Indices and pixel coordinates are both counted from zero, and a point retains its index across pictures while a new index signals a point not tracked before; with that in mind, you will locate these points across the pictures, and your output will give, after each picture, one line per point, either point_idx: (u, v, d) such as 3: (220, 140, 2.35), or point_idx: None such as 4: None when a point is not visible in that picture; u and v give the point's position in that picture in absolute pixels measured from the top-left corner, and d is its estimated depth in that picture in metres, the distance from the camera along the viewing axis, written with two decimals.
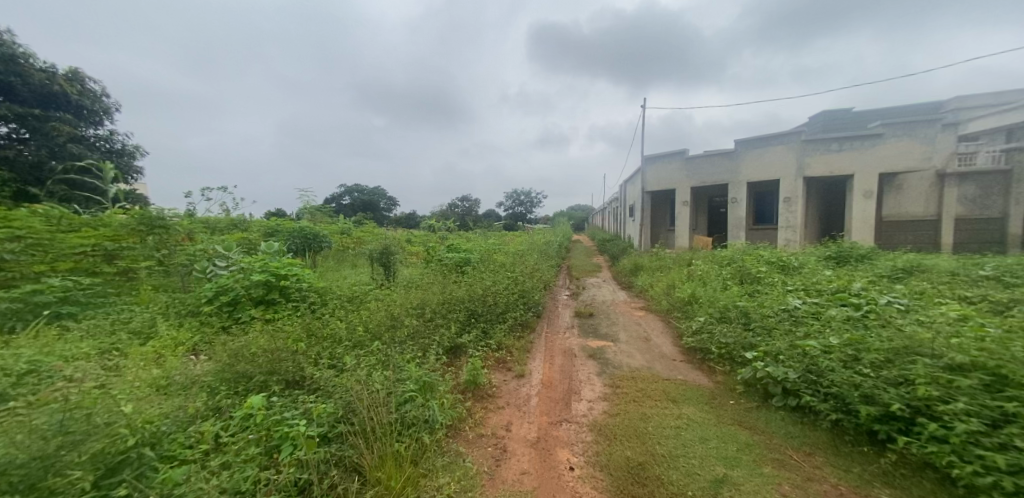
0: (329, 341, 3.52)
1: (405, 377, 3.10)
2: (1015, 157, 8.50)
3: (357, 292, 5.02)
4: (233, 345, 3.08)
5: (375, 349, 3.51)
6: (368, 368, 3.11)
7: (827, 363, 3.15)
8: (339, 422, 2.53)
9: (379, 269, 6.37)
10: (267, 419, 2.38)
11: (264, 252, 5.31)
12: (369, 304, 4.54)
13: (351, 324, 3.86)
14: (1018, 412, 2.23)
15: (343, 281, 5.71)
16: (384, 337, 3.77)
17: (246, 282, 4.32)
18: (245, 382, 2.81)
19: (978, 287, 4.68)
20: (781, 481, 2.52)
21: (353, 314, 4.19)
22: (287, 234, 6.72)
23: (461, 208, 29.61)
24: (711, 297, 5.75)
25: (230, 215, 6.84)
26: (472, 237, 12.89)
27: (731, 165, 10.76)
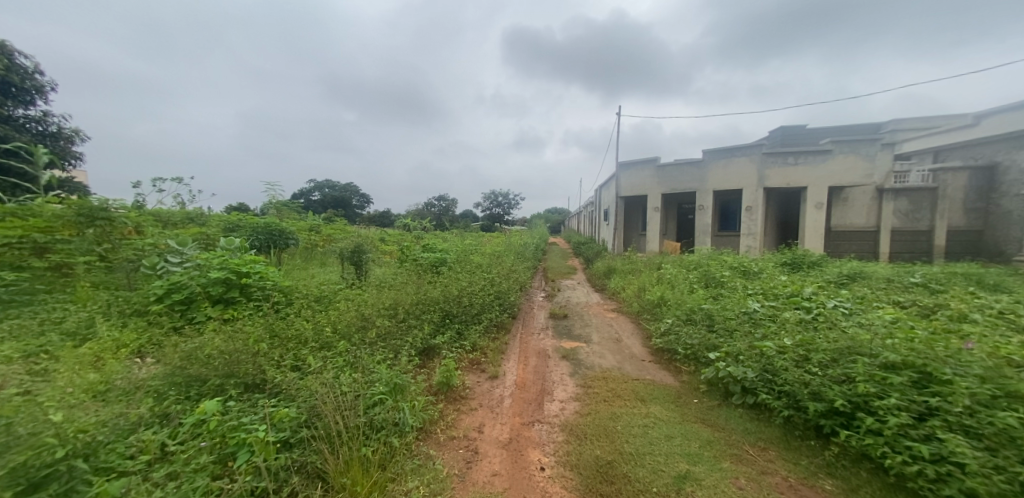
0: (294, 342, 3.41)
1: (375, 379, 3.05)
2: (940, 177, 9.42)
3: (326, 292, 4.87)
4: (186, 346, 2.92)
5: (344, 350, 3.43)
6: (336, 370, 3.04)
7: (781, 362, 3.36)
8: (302, 427, 2.46)
9: (350, 268, 6.20)
10: (222, 425, 2.27)
11: (224, 248, 5.07)
12: (339, 304, 4.42)
13: (318, 325, 3.75)
14: (940, 407, 2.45)
15: (311, 280, 5.54)
16: (354, 338, 3.69)
17: (203, 280, 4.11)
18: (199, 387, 2.69)
19: (910, 293, 5.13)
20: (738, 475, 2.67)
21: (321, 314, 4.08)
22: (251, 229, 6.43)
23: (438, 208, 29.31)
24: (678, 300, 5.98)
25: (185, 209, 6.48)
26: (447, 236, 12.76)
27: (698, 173, 11.22)
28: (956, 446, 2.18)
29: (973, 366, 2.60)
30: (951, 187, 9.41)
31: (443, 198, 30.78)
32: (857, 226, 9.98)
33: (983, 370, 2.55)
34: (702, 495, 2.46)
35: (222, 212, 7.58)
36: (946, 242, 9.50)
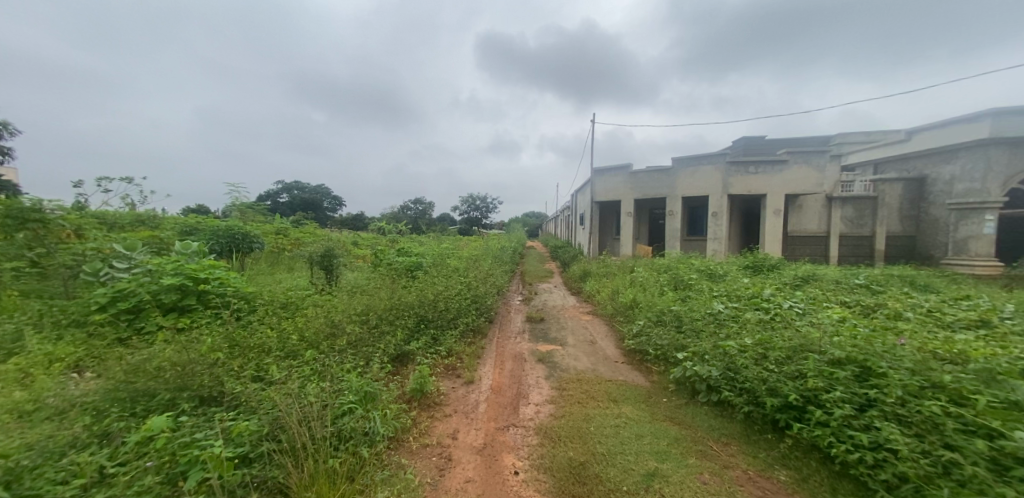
0: (258, 351, 3.30)
1: (345, 388, 3.01)
2: (881, 187, 10.24)
3: (293, 298, 4.74)
4: (133, 359, 2.77)
5: (311, 359, 3.35)
6: (302, 380, 2.98)
7: (742, 361, 3.56)
8: (264, 440, 2.39)
9: (320, 273, 6.02)
10: (172, 442, 2.17)
11: (179, 253, 4.83)
12: (307, 311, 4.31)
13: (284, 333, 3.64)
14: (878, 398, 2.67)
15: (278, 286, 5.36)
16: (322, 346, 3.62)
17: (156, 287, 3.92)
18: (147, 402, 2.54)
19: (856, 293, 5.56)
20: (702, 470, 2.80)
21: (288, 321, 3.96)
22: (211, 233, 6.14)
23: (414, 212, 28.89)
24: (649, 302, 6.20)
25: (134, 211, 6.11)
26: (422, 240, 12.60)
27: (667, 180, 11.66)
28: (889, 434, 2.39)
29: (905, 360, 2.86)
30: (890, 197, 10.24)
31: (419, 201, 30.35)
32: (810, 232, 10.66)
33: (911, 363, 2.81)
34: (669, 491, 2.57)
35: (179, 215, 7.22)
36: (886, 247, 10.31)
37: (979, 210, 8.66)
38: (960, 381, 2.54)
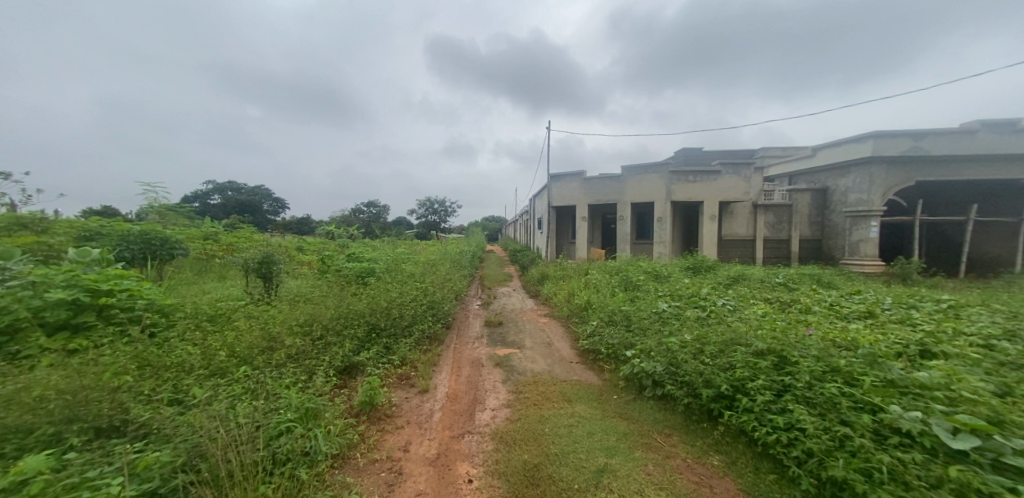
0: (176, 371, 3.04)
1: (283, 406, 2.87)
2: (796, 196, 11.47)
3: (223, 311, 4.39)
4: (4, 390, 2.40)
5: (243, 376, 3.15)
6: (230, 400, 2.78)
7: (682, 356, 3.85)
8: (179, 471, 2.19)
9: (257, 281, 5.62)
10: (54, 484, 1.89)
11: (74, 261, 4.29)
12: (239, 324, 4.02)
13: (210, 349, 3.38)
14: (791, 384, 3.00)
15: (206, 297, 4.95)
16: (256, 362, 3.41)
17: (40, 302, 3.42)
18: (22, 439, 2.19)
19: (777, 290, 6.23)
20: (647, 462, 2.99)
21: (217, 336, 3.68)
22: (119, 239, 5.51)
23: (367, 215, 27.80)
24: (602, 303, 6.50)
25: (17, 212, 5.29)
26: (375, 244, 12.15)
27: (617, 187, 12.24)
28: (799, 415, 2.69)
29: (812, 348, 3.26)
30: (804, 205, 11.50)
31: (372, 204, 29.20)
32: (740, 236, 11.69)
33: (816, 351, 3.20)
34: (617, 485, 2.71)
35: (78, 217, 6.37)
36: (802, 249, 11.56)
37: (866, 217, 9.97)
38: (852, 365, 2.94)
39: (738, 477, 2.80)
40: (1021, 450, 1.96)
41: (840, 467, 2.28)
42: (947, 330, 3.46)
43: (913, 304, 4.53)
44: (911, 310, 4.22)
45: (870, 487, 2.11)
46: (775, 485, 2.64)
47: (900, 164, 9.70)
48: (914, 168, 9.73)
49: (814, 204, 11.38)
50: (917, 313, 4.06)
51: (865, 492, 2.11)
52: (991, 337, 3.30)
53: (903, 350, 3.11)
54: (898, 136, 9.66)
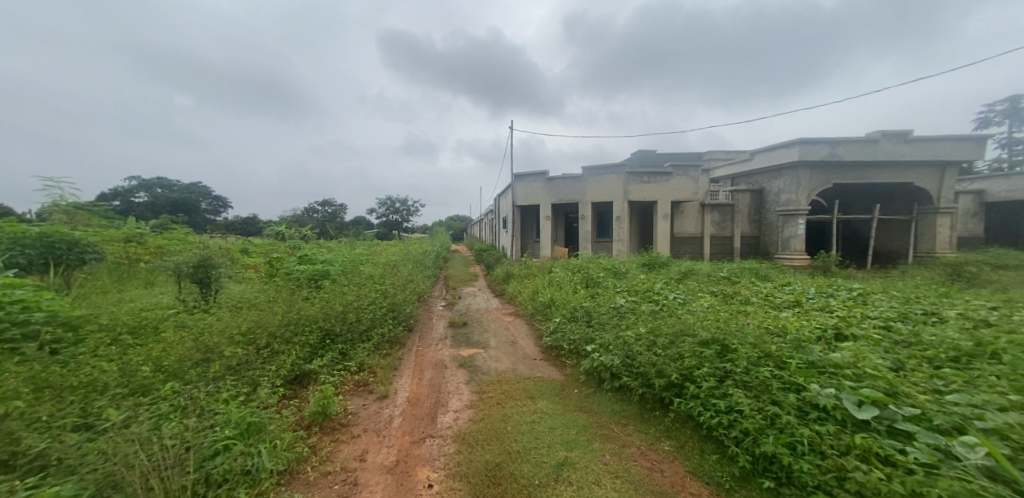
0: (86, 391, 2.74)
1: (220, 422, 2.70)
2: (738, 196, 12.32)
3: (147, 323, 4.06)
4: None
5: (170, 393, 2.93)
6: (154, 421, 2.58)
7: (637, 348, 4.05)
8: None
9: (192, 287, 5.22)
10: None
11: None
12: (166, 337, 3.72)
13: (129, 365, 3.09)
14: (731, 370, 3.25)
15: (126, 306, 4.53)
16: (188, 376, 3.19)
17: None
18: None
19: (722, 283, 6.71)
20: (604, 452, 3.13)
21: (140, 350, 3.40)
22: (12, 243, 4.74)
23: (322, 215, 26.54)
24: (564, 300, 6.67)
25: None
26: (329, 245, 11.61)
27: (578, 187, 12.56)
28: (737, 399, 2.91)
29: (749, 336, 3.55)
30: (745, 205, 12.38)
31: (327, 203, 27.93)
32: (690, 233, 12.40)
33: (752, 338, 3.49)
34: (576, 477, 2.81)
35: None
36: (744, 246, 12.45)
37: (794, 216, 10.97)
38: (781, 349, 3.24)
39: (685, 460, 3.00)
40: (910, 416, 2.28)
41: (770, 443, 2.49)
42: (856, 314, 3.92)
43: (832, 292, 5.06)
44: (830, 299, 4.71)
45: (795, 459, 2.34)
46: (717, 464, 2.85)
47: (821, 170, 10.83)
48: (833, 173, 10.85)
49: (754, 204, 12.30)
50: (834, 301, 4.55)
51: (790, 464, 2.34)
52: (890, 319, 3.78)
53: (821, 334, 3.48)
54: (820, 143, 10.67)
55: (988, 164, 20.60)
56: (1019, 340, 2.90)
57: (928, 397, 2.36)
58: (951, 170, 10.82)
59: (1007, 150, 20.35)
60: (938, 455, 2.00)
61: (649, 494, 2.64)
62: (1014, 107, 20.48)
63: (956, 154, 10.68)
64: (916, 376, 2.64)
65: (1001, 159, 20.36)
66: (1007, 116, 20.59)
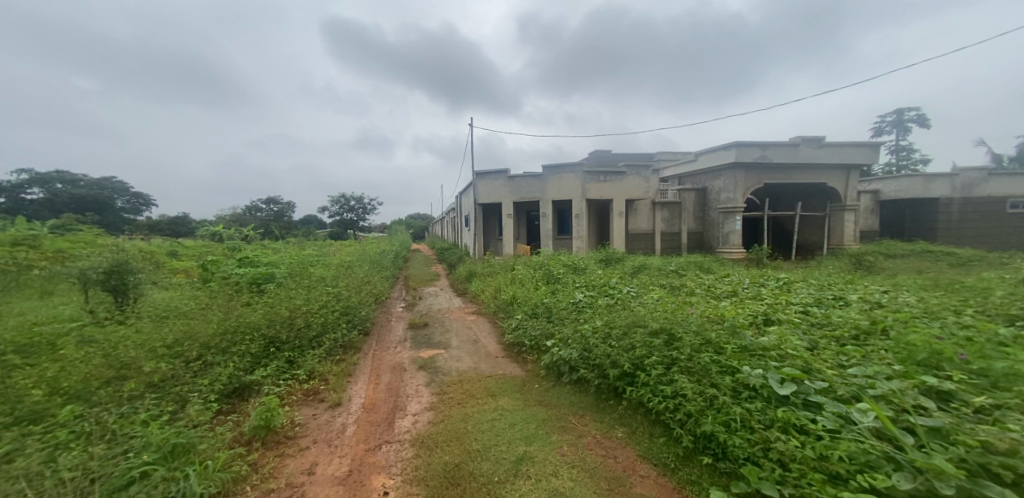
0: None
1: (135, 447, 2.33)
2: (684, 195, 13.07)
3: (40, 340, 3.54)
4: None
5: (70, 418, 2.53)
6: (48, 452, 2.21)
7: (593, 341, 4.20)
8: None
9: (104, 297, 4.75)
10: None
11: None
12: (67, 355, 3.28)
13: (16, 389, 2.66)
14: (677, 357, 3.47)
15: (18, 320, 4.02)
16: (95, 397, 2.79)
17: None
18: None
19: (671, 276, 7.12)
20: (562, 444, 3.23)
21: (34, 369, 2.99)
22: None
23: (268, 215, 24.92)
24: (526, 297, 6.76)
25: None
26: (274, 246, 10.91)
27: (537, 186, 12.73)
28: (681, 385, 3.11)
29: (692, 324, 3.79)
30: (691, 203, 13.17)
31: (272, 201, 26.29)
32: (642, 230, 12.99)
33: (694, 326, 3.73)
34: (534, 470, 2.88)
35: None
36: (691, 241, 13.24)
37: (732, 213, 11.85)
38: (719, 336, 3.50)
39: (636, 445, 3.16)
40: (820, 389, 2.57)
41: (709, 423, 2.69)
42: (781, 301, 4.31)
43: (762, 282, 5.55)
44: (761, 288, 5.15)
45: (729, 435, 2.55)
46: (663, 445, 3.04)
47: (755, 171, 11.75)
48: (765, 174, 11.82)
49: (699, 202, 13.09)
50: (764, 290, 5.00)
51: (725, 441, 2.55)
52: (808, 304, 4.21)
53: (753, 320, 3.80)
54: (753, 146, 11.57)
55: (883, 167, 23.38)
56: (903, 317, 3.37)
57: (834, 372, 2.66)
58: (857, 172, 12.13)
59: (895, 155, 23.17)
60: (841, 421, 2.27)
61: (604, 480, 2.77)
62: (901, 118, 23.28)
63: (863, 158, 11.98)
64: (826, 353, 2.98)
65: (892, 164, 23.14)
66: (895, 126, 23.37)
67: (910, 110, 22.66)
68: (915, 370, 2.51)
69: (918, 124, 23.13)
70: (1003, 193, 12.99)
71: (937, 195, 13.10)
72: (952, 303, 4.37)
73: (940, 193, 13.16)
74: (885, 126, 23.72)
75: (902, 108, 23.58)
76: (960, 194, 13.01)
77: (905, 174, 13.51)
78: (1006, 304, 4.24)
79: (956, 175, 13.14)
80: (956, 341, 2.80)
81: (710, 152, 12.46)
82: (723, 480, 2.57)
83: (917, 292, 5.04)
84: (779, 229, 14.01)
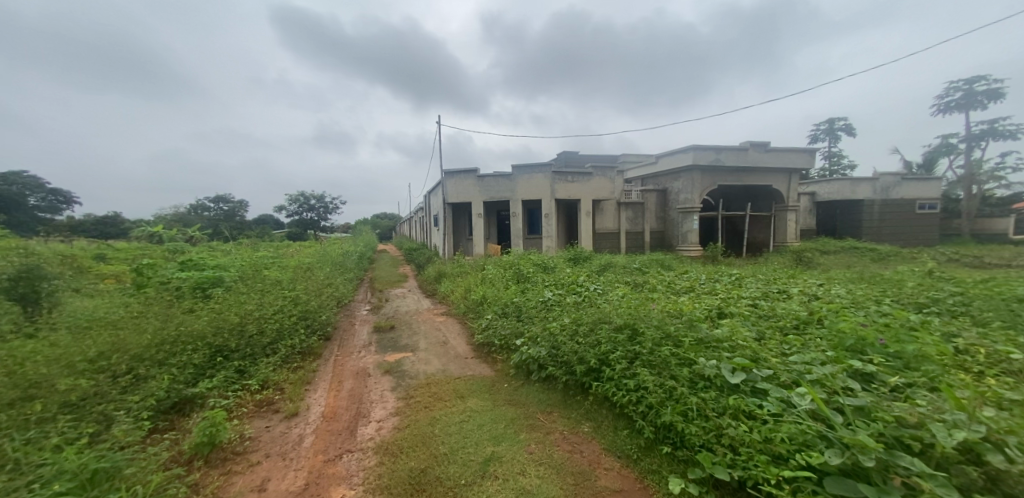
0: None
1: (47, 475, 2.07)
2: (647, 195, 13.48)
3: None
4: None
5: None
6: None
7: (561, 339, 4.21)
8: None
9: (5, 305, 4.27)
10: None
11: None
12: None
13: None
14: (639, 351, 3.54)
15: None
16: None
17: None
18: None
19: (633, 273, 7.30)
20: (530, 442, 3.21)
21: None
22: None
23: (217, 215, 23.40)
24: (495, 297, 6.71)
25: None
26: (222, 248, 10.21)
27: (506, 185, 12.69)
28: (643, 377, 3.17)
29: (654, 319, 3.88)
30: (653, 203, 13.60)
31: (222, 200, 24.75)
32: (609, 229, 13.27)
33: (656, 321, 3.82)
34: (502, 471, 2.84)
35: None
36: (653, 240, 13.68)
37: (689, 214, 12.38)
38: (679, 330, 3.59)
39: (601, 439, 3.18)
40: (766, 376, 2.71)
41: (668, 414, 2.75)
42: (734, 295, 4.52)
43: (717, 278, 5.81)
44: (715, 283, 5.39)
45: (686, 424, 2.62)
46: (627, 437, 3.08)
47: (710, 173, 12.30)
48: (720, 176, 12.41)
49: (660, 203, 13.56)
50: (719, 285, 5.23)
51: (683, 430, 2.61)
52: (757, 297, 4.44)
53: (708, 313, 3.95)
54: (707, 150, 12.10)
55: (818, 172, 25.20)
56: (836, 308, 3.64)
57: (778, 360, 2.82)
58: (798, 175, 12.98)
59: (828, 161, 24.99)
60: (783, 405, 2.40)
61: (570, 476, 2.77)
62: (832, 127, 25.15)
63: (804, 163, 12.84)
64: (771, 343, 3.14)
65: (826, 169, 24.97)
66: (827, 134, 25.22)
67: (839, 119, 24.50)
68: (844, 355, 2.74)
69: (845, 133, 25.01)
70: (911, 196, 14.39)
71: (861, 198, 14.24)
72: (874, 294, 4.78)
73: (865, 195, 14.29)
74: (819, 134, 25.53)
75: (833, 118, 25.49)
76: (880, 196, 14.23)
77: (835, 178, 14.50)
78: (917, 294, 4.69)
79: (876, 179, 14.31)
80: (877, 328, 3.07)
81: (669, 155, 12.92)
82: (681, 467, 2.63)
83: (846, 284, 5.47)
84: (731, 228, 14.77)
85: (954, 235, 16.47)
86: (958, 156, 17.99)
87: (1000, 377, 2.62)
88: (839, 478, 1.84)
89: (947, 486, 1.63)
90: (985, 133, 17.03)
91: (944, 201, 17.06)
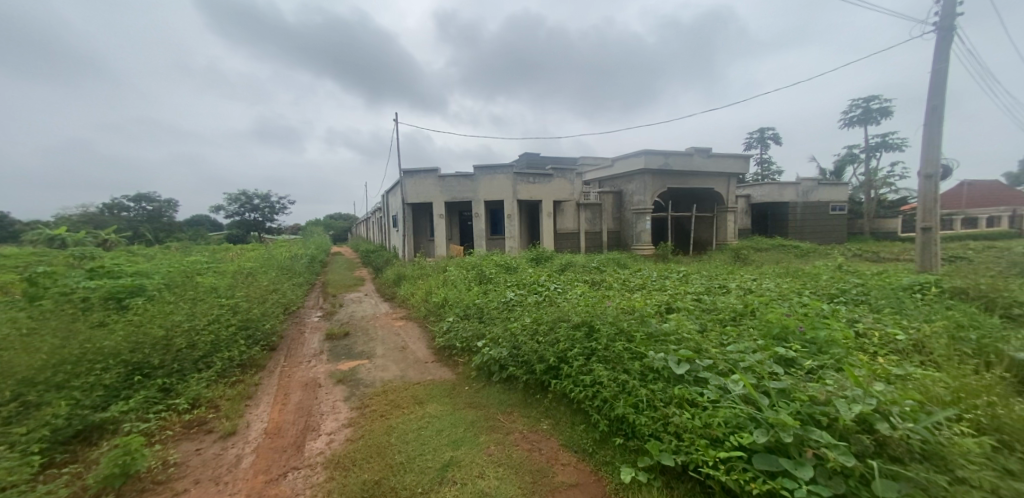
0: None
1: None
2: (603, 197, 13.82)
3: None
4: None
5: None
6: None
7: (522, 339, 4.16)
8: None
9: None
10: None
11: None
12: None
13: None
14: (595, 347, 3.56)
15: None
16: None
17: None
18: None
19: (590, 272, 7.43)
20: (489, 444, 3.11)
21: None
22: None
23: (139, 216, 21.20)
24: (458, 298, 6.55)
25: None
26: (145, 252, 9.22)
27: (467, 185, 12.52)
28: (598, 373, 3.19)
29: (609, 315, 3.93)
30: (609, 204, 13.96)
31: (141, 198, 22.47)
32: (569, 229, 13.46)
33: (610, 317, 3.86)
34: (460, 475, 2.73)
35: None
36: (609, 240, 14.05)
37: (641, 215, 12.86)
38: (631, 325, 3.65)
39: (559, 435, 3.15)
40: (708, 366, 2.80)
41: (620, 406, 2.77)
42: (682, 291, 4.70)
43: (667, 275, 6.03)
44: (666, 280, 5.59)
45: (636, 415, 2.64)
46: (583, 432, 3.07)
47: (660, 176, 12.83)
48: (669, 179, 13.00)
49: (615, 204, 13.96)
50: (670, 281, 5.43)
51: (634, 421, 2.63)
52: (701, 292, 4.65)
53: (658, 309, 4.06)
54: (656, 154, 12.62)
55: (753, 176, 27.22)
56: (765, 300, 3.88)
57: (718, 350, 2.93)
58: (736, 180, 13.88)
59: (760, 167, 27.04)
60: (721, 392, 2.48)
61: (527, 474, 2.71)
62: (763, 135, 27.22)
63: (740, 168, 13.74)
64: (712, 334, 3.27)
65: (759, 174, 27.00)
66: (759, 142, 27.31)
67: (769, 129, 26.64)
68: (771, 343, 2.90)
69: (774, 142, 27.28)
70: (826, 198, 15.83)
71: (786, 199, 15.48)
72: (797, 287, 5.17)
73: (790, 198, 15.53)
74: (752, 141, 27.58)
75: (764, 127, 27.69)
76: (801, 199, 15.55)
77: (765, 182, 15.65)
78: (829, 286, 5.12)
79: (799, 184, 15.62)
80: (798, 317, 3.29)
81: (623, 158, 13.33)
82: (632, 457, 2.65)
83: (774, 279, 5.90)
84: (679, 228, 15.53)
85: (858, 233, 18.44)
86: (859, 164, 20.13)
87: (888, 356, 2.93)
88: (765, 455, 1.92)
89: (847, 454, 1.74)
90: (880, 145, 19.12)
91: (852, 204, 19.04)
